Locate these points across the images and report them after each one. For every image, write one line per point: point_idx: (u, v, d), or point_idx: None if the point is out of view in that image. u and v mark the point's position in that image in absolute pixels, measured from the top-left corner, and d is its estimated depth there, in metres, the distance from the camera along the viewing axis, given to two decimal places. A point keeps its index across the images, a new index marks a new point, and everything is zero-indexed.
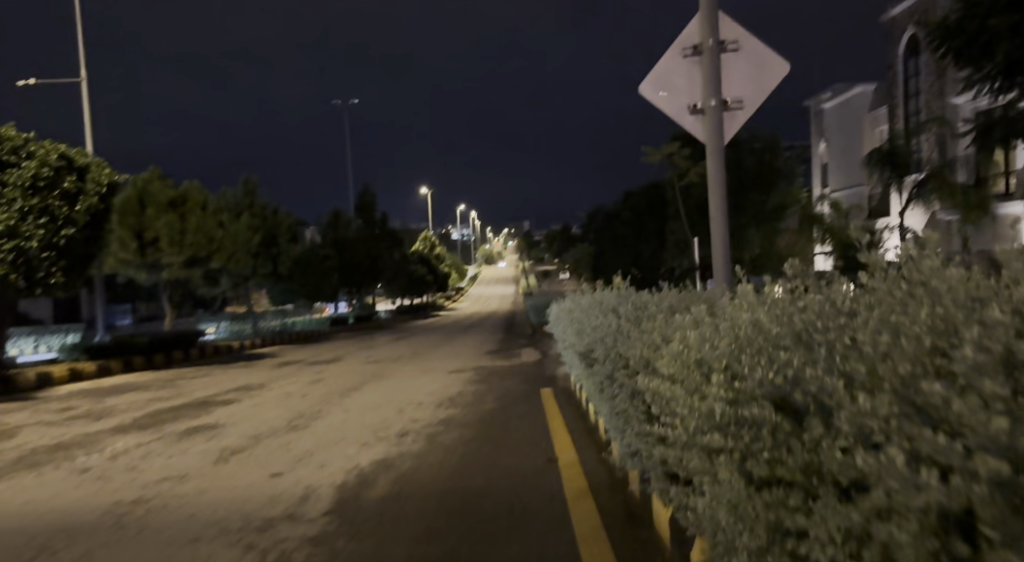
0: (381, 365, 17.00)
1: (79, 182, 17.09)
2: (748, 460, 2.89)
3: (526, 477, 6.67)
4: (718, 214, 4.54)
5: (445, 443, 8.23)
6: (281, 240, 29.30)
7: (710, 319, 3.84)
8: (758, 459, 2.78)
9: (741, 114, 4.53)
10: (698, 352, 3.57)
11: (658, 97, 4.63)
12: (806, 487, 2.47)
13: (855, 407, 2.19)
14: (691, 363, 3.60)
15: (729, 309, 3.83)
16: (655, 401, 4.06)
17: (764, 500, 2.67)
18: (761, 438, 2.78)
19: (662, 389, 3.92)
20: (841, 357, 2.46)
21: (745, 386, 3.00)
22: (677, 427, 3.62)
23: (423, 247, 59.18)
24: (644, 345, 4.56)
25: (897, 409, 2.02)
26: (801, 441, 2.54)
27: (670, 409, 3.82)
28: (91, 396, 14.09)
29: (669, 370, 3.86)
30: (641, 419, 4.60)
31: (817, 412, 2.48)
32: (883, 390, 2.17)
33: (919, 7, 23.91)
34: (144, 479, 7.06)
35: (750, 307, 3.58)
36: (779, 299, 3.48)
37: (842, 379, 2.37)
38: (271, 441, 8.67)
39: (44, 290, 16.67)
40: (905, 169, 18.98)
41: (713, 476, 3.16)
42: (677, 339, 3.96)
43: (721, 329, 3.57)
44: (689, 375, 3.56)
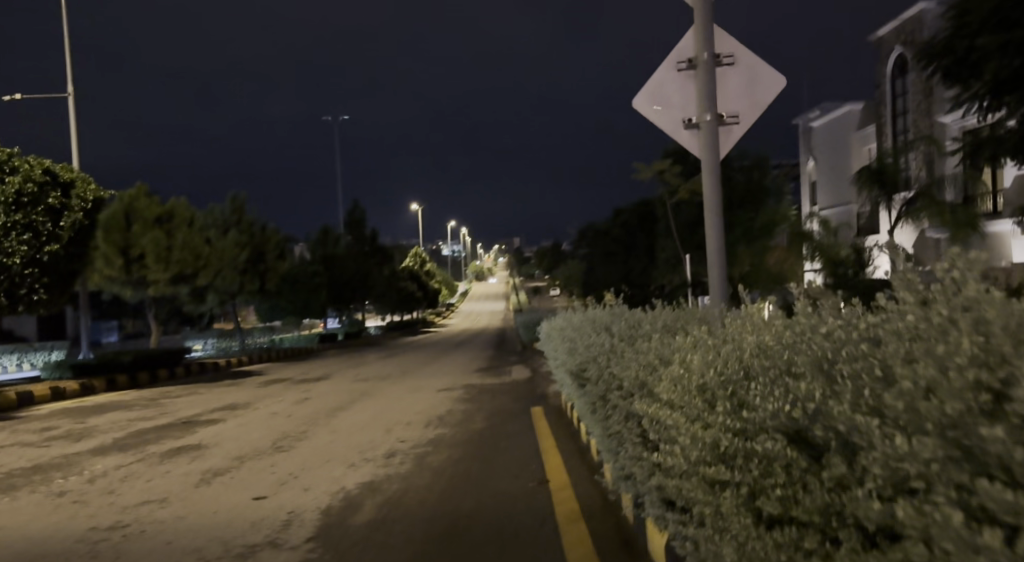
0: (369, 384, 16.81)
1: (63, 198, 16.89)
2: (760, 496, 2.79)
3: (515, 500, 6.52)
4: (714, 231, 4.43)
5: (434, 464, 8.06)
6: (270, 257, 28.89)
7: (711, 342, 3.73)
8: (769, 496, 2.71)
9: (737, 129, 4.44)
10: (699, 378, 3.44)
11: (653, 111, 4.51)
12: (822, 528, 2.45)
13: (889, 448, 2.10)
14: (690, 390, 3.47)
15: (733, 332, 3.70)
16: (651, 428, 3.94)
17: (773, 540, 2.66)
18: (773, 474, 2.70)
19: (659, 415, 3.79)
20: (868, 391, 2.33)
21: (756, 416, 2.87)
22: (675, 455, 3.49)
23: (412, 263, 58.96)
24: (639, 367, 4.43)
25: (940, 451, 1.95)
26: (819, 480, 2.48)
27: (668, 436, 3.69)
28: (72, 415, 13.84)
29: (669, 395, 3.71)
30: (635, 443, 4.48)
31: (840, 450, 2.40)
32: (923, 429, 2.07)
33: (906, 27, 24.07)
34: (123, 503, 6.86)
35: (755, 331, 3.47)
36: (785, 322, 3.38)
37: (873, 415, 2.26)
38: (255, 462, 8.48)
39: (27, 307, 16.47)
40: (894, 187, 19.01)
41: (717, 510, 3.07)
42: (675, 364, 3.84)
43: (724, 354, 3.45)
44: (689, 402, 3.43)
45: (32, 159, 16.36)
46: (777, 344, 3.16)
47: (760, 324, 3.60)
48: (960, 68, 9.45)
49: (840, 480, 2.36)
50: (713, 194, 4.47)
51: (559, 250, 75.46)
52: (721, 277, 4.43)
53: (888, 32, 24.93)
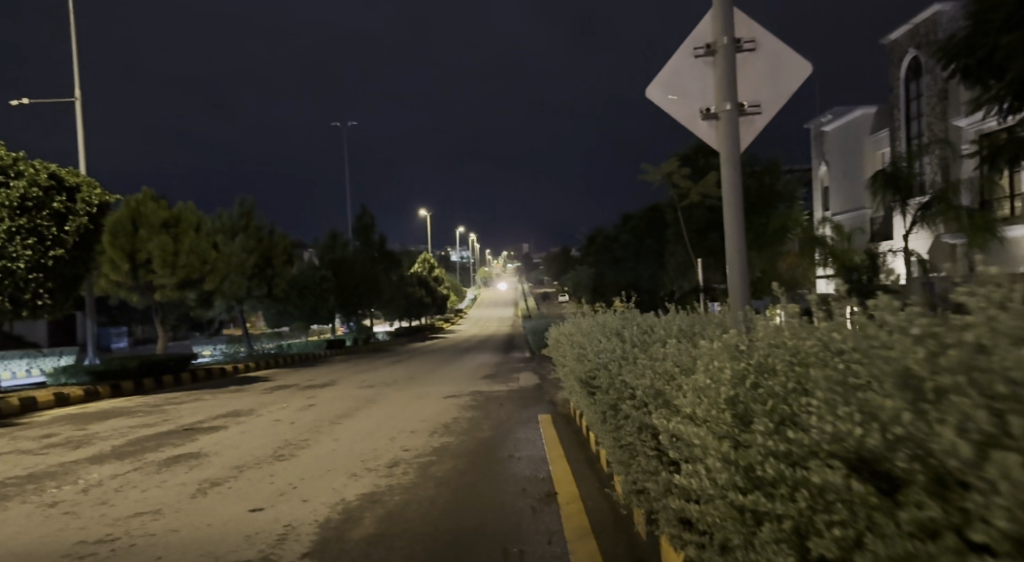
0: (376, 391, 16.54)
1: (69, 203, 16.70)
2: (810, 534, 2.57)
3: (522, 514, 6.24)
4: (734, 228, 4.15)
5: (439, 475, 7.78)
6: (277, 262, 28.54)
7: (739, 348, 3.46)
8: (825, 535, 2.47)
9: (759, 119, 4.16)
10: (724, 387, 3.17)
11: (668, 101, 4.25)
12: None
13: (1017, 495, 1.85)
14: (713, 400, 3.20)
15: (763, 336, 3.42)
16: (669, 442, 3.66)
17: None
18: (831, 509, 2.45)
19: (679, 428, 3.51)
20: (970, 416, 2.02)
21: (805, 439, 2.58)
22: (700, 477, 3.23)
23: (421, 269, 58.77)
24: (655, 376, 4.15)
25: None
26: (898, 520, 2.22)
27: (689, 453, 3.41)
28: (75, 422, 13.61)
29: (690, 408, 3.43)
30: (649, 457, 4.20)
31: (931, 487, 2.14)
32: None
33: (921, 29, 23.71)
34: (115, 514, 6.61)
35: (787, 336, 3.22)
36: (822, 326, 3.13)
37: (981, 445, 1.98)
38: (254, 472, 8.21)
39: (32, 312, 16.25)
40: (909, 191, 18.66)
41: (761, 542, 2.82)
42: (697, 373, 3.56)
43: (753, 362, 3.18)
44: (712, 413, 3.17)
45: (38, 164, 16.15)
46: (818, 350, 2.91)
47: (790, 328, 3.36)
48: (980, 69, 9.15)
49: (921, 526, 2.14)
50: (733, 189, 4.18)
51: (568, 257, 75.11)
52: (741, 278, 4.14)
53: (901, 35, 24.62)
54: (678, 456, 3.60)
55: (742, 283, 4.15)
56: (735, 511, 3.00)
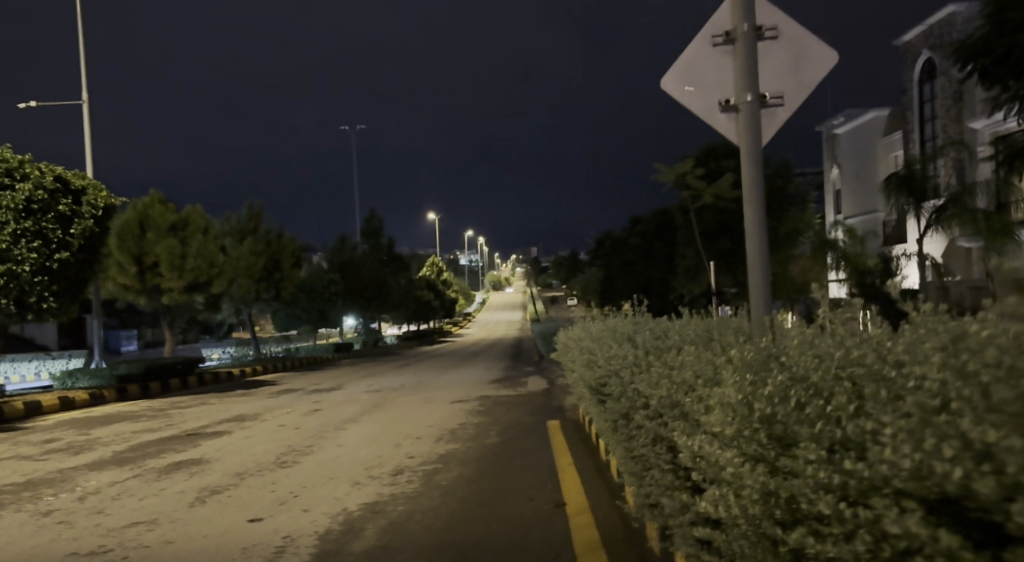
0: (383, 395, 16.33)
1: (74, 206, 16.52)
2: None
3: (527, 525, 6.04)
4: (755, 226, 3.92)
5: (445, 484, 7.54)
6: (285, 265, 28.27)
7: (773, 362, 3.19)
8: None
9: (782, 111, 3.93)
10: (761, 401, 2.90)
11: (685, 92, 4.03)
12: None
13: None
14: (746, 416, 2.94)
15: (802, 349, 3.16)
16: (691, 461, 3.40)
17: None
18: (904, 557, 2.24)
19: (704, 444, 3.25)
20: None
21: (867, 473, 2.34)
22: (731, 502, 2.98)
23: (430, 272, 58.46)
24: (673, 387, 3.89)
25: None
26: None
27: (713, 473, 3.17)
28: (78, 426, 13.43)
29: (716, 424, 3.17)
30: (665, 471, 3.96)
31: None
32: None
33: (936, 30, 23.39)
34: (110, 524, 6.41)
35: (832, 350, 2.96)
36: (873, 339, 2.88)
37: None
38: (255, 480, 8.00)
39: (36, 316, 16.07)
40: (923, 194, 18.31)
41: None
42: (723, 386, 3.30)
43: (792, 375, 2.93)
44: (744, 430, 2.91)
45: (44, 166, 15.99)
46: (872, 366, 2.65)
47: (831, 343, 3.12)
48: (999, 68, 8.87)
49: None
50: (754, 185, 3.94)
51: (577, 260, 74.55)
52: (764, 282, 3.89)
53: (916, 36, 24.29)
54: (700, 476, 3.35)
55: (763, 288, 3.91)
56: (776, 544, 2.76)
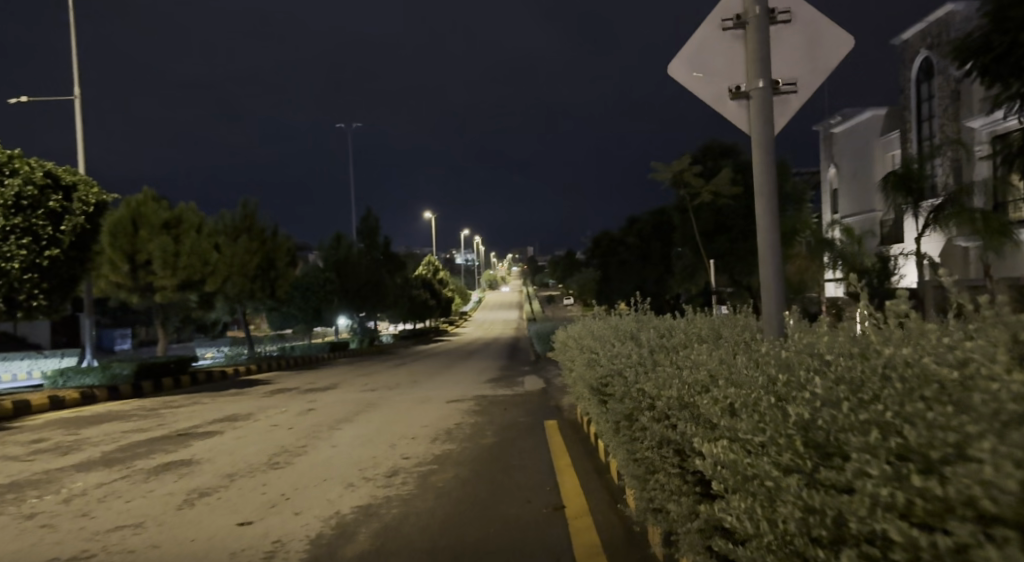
0: (377, 394, 16.11)
1: (65, 202, 16.26)
2: None
3: (527, 528, 5.87)
4: (768, 219, 3.78)
5: (441, 485, 7.37)
6: (280, 263, 28.07)
7: (808, 366, 2.96)
8: None
9: (795, 98, 3.82)
10: (797, 408, 2.69)
11: (693, 78, 3.90)
12: None
13: None
14: (782, 421, 2.73)
15: (843, 354, 2.94)
16: (709, 469, 3.18)
17: None
18: None
19: (728, 450, 3.05)
20: None
21: (942, 492, 2.11)
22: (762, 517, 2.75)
23: (426, 271, 58.19)
24: (687, 390, 3.68)
25: None
26: None
27: (738, 484, 2.93)
28: (67, 426, 13.20)
29: (745, 432, 2.93)
30: (675, 477, 3.76)
31: None
32: None
33: (934, 29, 23.22)
34: (95, 528, 6.21)
35: (879, 351, 2.76)
36: (928, 342, 2.68)
37: None
38: (245, 482, 7.81)
39: (26, 314, 15.83)
40: (921, 194, 18.12)
41: None
42: (754, 392, 3.07)
43: (837, 378, 2.73)
44: (779, 437, 2.69)
45: (34, 161, 15.77)
46: (934, 369, 2.42)
47: (874, 344, 2.91)
48: (1002, 67, 8.69)
49: None
50: (766, 174, 3.80)
51: (573, 260, 74.39)
52: (778, 278, 3.75)
53: (914, 34, 24.11)
54: (720, 485, 3.12)
55: (776, 284, 3.77)
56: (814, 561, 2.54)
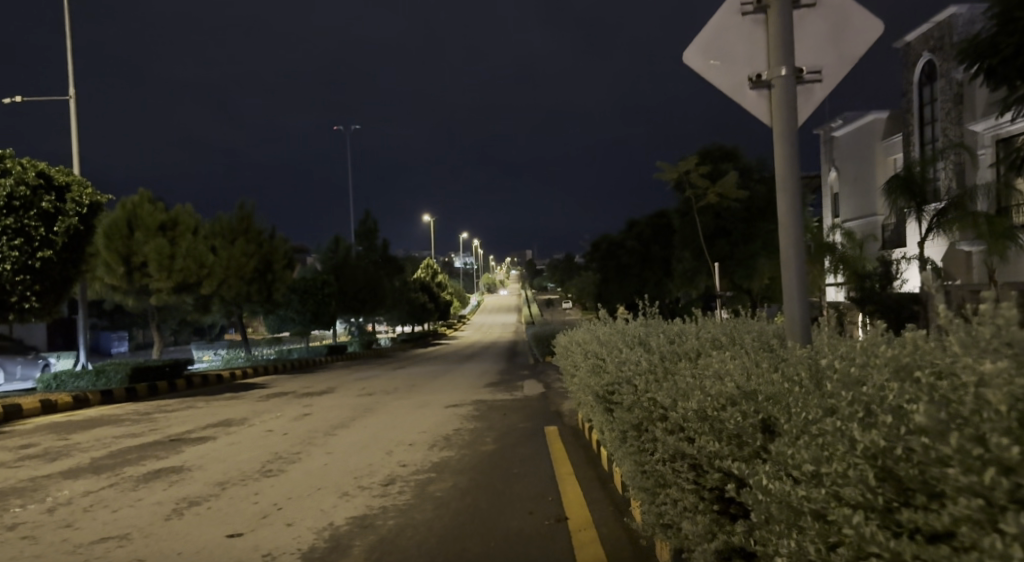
0: (374, 399, 15.89)
1: (58, 203, 15.97)
2: None
3: (527, 541, 5.64)
4: (791, 219, 3.67)
5: (438, 495, 7.12)
6: (277, 266, 27.85)
7: (865, 380, 2.64)
8: None
9: (820, 88, 3.71)
10: (864, 433, 2.38)
11: (709, 66, 3.80)
12: None
13: None
14: (847, 449, 2.42)
15: (901, 356, 2.63)
16: (754, 497, 2.88)
17: None
18: None
19: (775, 479, 2.79)
20: None
21: None
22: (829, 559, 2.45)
23: (424, 274, 57.81)
24: (710, 403, 3.43)
25: None
26: None
27: (790, 516, 2.63)
28: (57, 431, 12.94)
29: (802, 458, 2.61)
30: (704, 500, 3.49)
31: None
32: None
33: (936, 32, 22.99)
34: (78, 540, 5.96)
35: (946, 348, 2.44)
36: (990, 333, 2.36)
37: None
38: (237, 491, 7.57)
39: (19, 315, 15.56)
40: (923, 197, 17.84)
41: None
42: (809, 415, 2.75)
43: (909, 391, 2.39)
44: (842, 469, 2.39)
45: (26, 161, 15.54)
46: None
47: (930, 343, 2.60)
48: (1008, 69, 8.52)
49: None
50: (788, 171, 3.70)
51: (572, 263, 73.94)
52: (799, 283, 3.67)
53: (916, 37, 23.86)
54: (763, 515, 2.82)
55: (798, 283, 3.68)
56: None
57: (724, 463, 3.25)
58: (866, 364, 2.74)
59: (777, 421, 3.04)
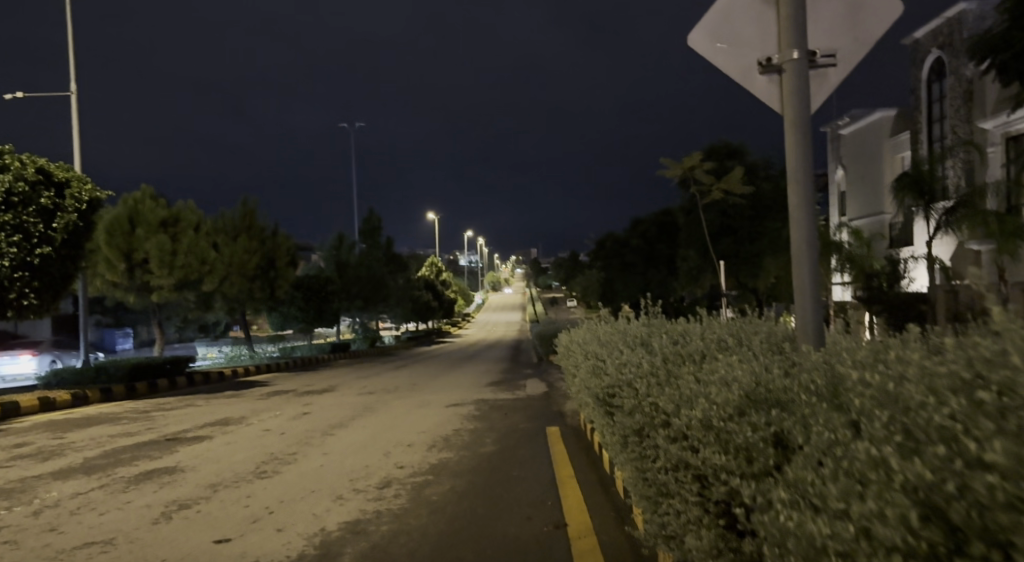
0: (376, 398, 15.68)
1: (57, 199, 15.76)
2: None
3: (524, 548, 5.42)
4: (802, 216, 3.49)
5: (434, 500, 6.90)
6: (280, 263, 27.68)
7: (897, 399, 2.43)
8: None
9: (834, 72, 3.54)
10: (906, 464, 2.17)
11: (717, 50, 3.64)
12: None
13: None
14: (883, 482, 2.23)
15: (935, 370, 2.44)
16: (771, 524, 2.67)
17: None
18: None
19: (793, 507, 2.59)
20: None
21: None
22: None
23: (427, 273, 57.57)
24: (718, 414, 3.22)
25: None
26: None
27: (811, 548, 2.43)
28: (53, 429, 12.77)
29: (832, 484, 2.40)
30: (708, 515, 3.30)
31: None
32: None
33: (945, 28, 22.66)
34: (60, 545, 5.76)
35: (1000, 367, 2.24)
36: None
37: None
38: (229, 493, 7.37)
39: (17, 313, 15.39)
40: (932, 195, 17.55)
41: None
42: (836, 435, 2.53)
43: (958, 411, 2.18)
44: (876, 507, 2.19)
45: (25, 157, 15.35)
46: None
47: (973, 357, 2.40)
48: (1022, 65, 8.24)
49: None
50: (800, 161, 3.52)
51: (577, 262, 73.61)
52: (812, 285, 3.48)
53: (925, 34, 23.54)
54: (779, 544, 2.61)
55: (810, 286, 3.49)
56: None
57: (731, 481, 3.05)
58: (898, 375, 2.53)
59: (790, 436, 2.85)
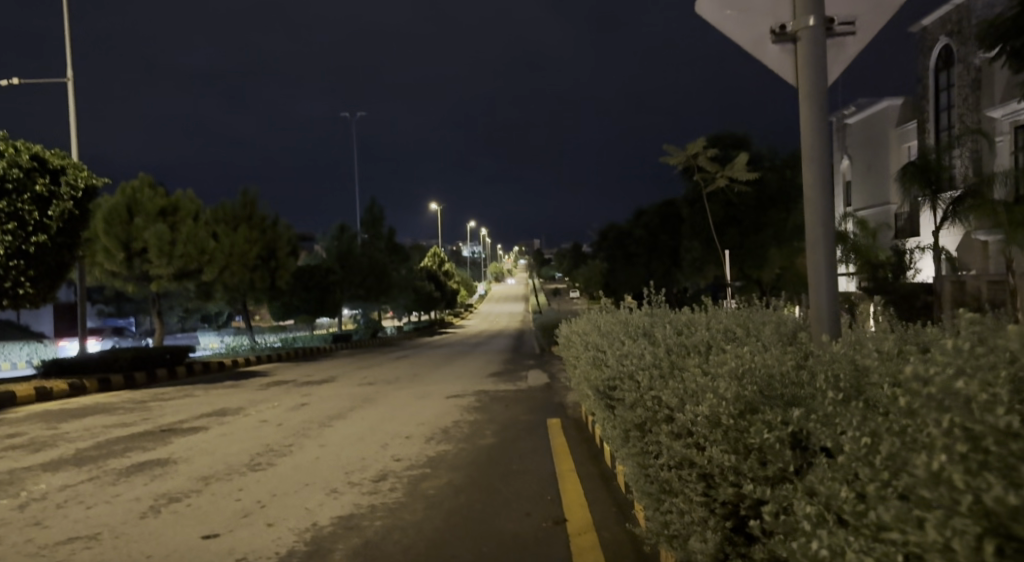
0: (375, 388, 15.52)
1: (52, 186, 15.52)
2: None
3: (521, 546, 5.22)
4: (818, 203, 3.29)
5: (431, 494, 6.70)
6: (281, 253, 27.50)
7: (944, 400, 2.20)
8: None
9: (853, 41, 3.32)
10: (973, 482, 1.93)
11: (725, 16, 3.43)
12: None
13: None
14: (944, 503, 1.98)
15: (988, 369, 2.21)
16: (801, 539, 2.45)
17: None
18: None
19: (828, 526, 2.37)
20: None
21: None
22: None
23: (430, 263, 57.24)
24: (728, 409, 3.00)
25: None
26: None
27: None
28: (48, 420, 12.57)
29: (879, 507, 2.16)
30: (716, 518, 3.10)
31: None
32: None
33: (954, 15, 22.33)
34: (43, 541, 5.57)
35: None
36: None
37: None
38: (220, 486, 7.18)
39: (13, 302, 15.20)
40: (940, 184, 17.29)
41: None
42: (876, 443, 2.31)
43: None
44: (940, 537, 1.96)
45: (19, 144, 15.11)
46: None
47: None
48: None
49: None
50: (816, 140, 3.30)
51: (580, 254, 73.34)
52: (829, 275, 3.28)
53: (932, 22, 23.22)
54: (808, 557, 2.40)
55: (826, 276, 3.29)
56: None
57: (744, 484, 2.85)
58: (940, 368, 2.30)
59: (813, 436, 2.65)
